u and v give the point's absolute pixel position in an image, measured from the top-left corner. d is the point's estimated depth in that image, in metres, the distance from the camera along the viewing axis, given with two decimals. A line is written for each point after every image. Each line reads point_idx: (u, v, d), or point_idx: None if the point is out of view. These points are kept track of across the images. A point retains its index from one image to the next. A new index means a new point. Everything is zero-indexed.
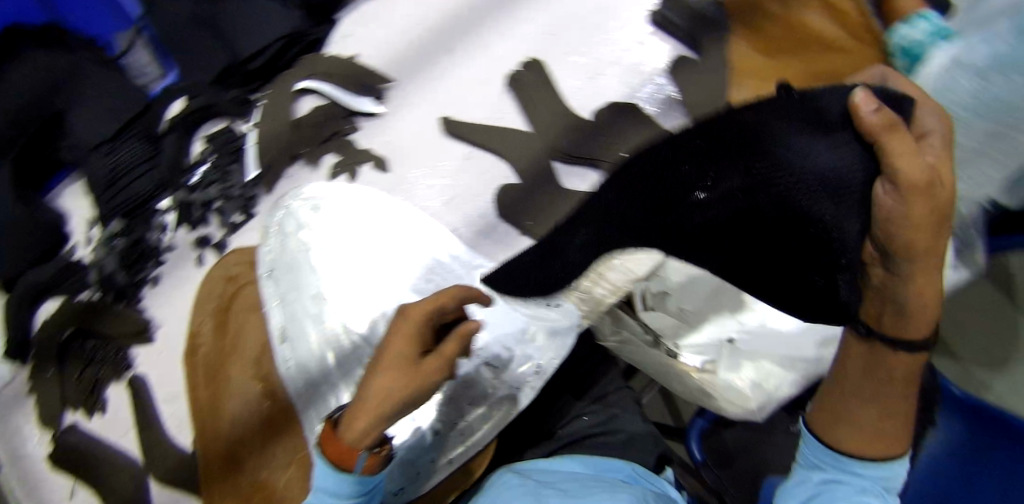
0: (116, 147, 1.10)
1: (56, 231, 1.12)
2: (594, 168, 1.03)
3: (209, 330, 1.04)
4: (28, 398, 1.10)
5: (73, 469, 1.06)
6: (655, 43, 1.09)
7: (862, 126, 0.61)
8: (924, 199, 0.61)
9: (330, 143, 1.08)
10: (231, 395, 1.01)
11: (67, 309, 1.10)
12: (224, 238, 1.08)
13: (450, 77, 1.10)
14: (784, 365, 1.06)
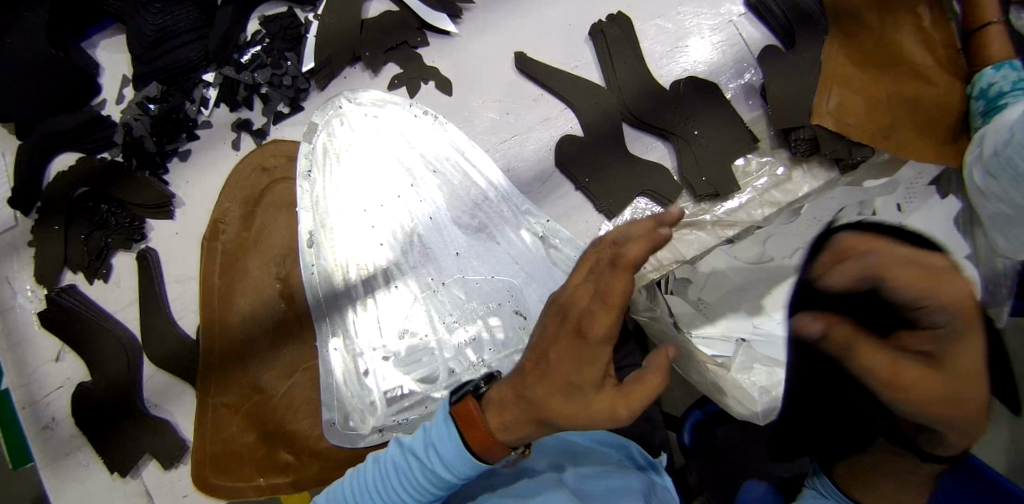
0: (169, 8, 1.03)
1: (89, 82, 1.07)
2: (661, 140, 1.01)
3: (234, 219, 0.99)
4: (28, 250, 1.06)
5: (62, 331, 1.02)
6: (745, 26, 1.05)
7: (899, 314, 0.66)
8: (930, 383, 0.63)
9: (394, 53, 1.02)
10: (246, 290, 0.98)
11: (83, 166, 1.04)
12: (266, 127, 1.02)
13: (532, 11, 1.04)
14: None
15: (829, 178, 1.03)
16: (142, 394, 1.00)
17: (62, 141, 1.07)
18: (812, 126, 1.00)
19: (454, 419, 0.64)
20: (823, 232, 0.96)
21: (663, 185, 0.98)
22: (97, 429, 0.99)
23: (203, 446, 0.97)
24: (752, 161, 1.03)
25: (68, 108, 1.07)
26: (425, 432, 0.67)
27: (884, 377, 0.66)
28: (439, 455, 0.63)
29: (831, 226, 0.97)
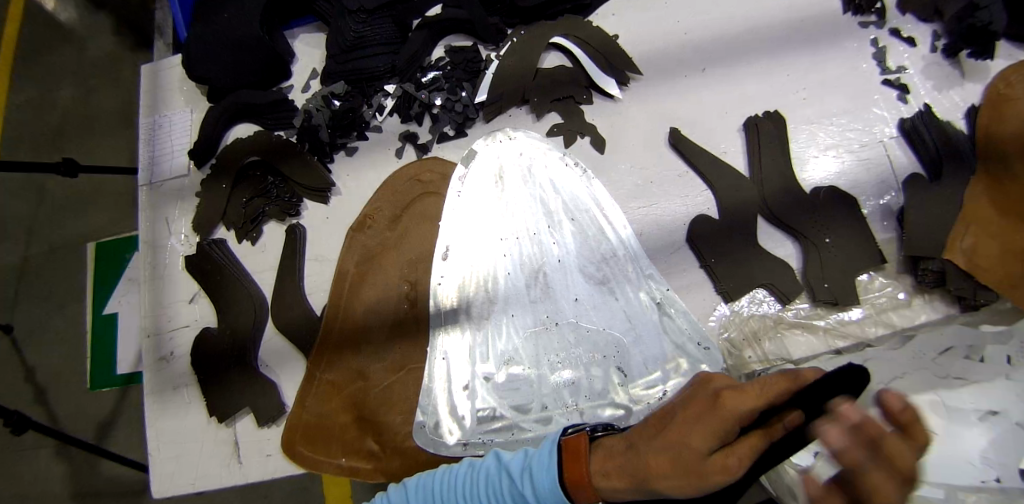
0: (370, 20, 1.18)
1: (282, 66, 1.20)
2: (793, 240, 1.04)
3: (383, 217, 1.09)
4: (192, 200, 1.18)
5: (204, 278, 1.12)
6: (895, 150, 1.09)
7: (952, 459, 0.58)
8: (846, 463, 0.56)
9: (560, 104, 1.13)
10: (377, 283, 1.07)
11: (261, 139, 1.17)
12: (429, 143, 1.13)
13: (693, 94, 1.12)
14: None
15: (948, 314, 1.03)
16: (257, 353, 1.07)
17: (246, 113, 1.19)
18: (943, 260, 1.01)
19: (558, 450, 0.69)
20: (928, 371, 0.99)
21: (785, 283, 1.01)
22: (211, 374, 1.08)
23: (301, 415, 1.03)
24: (876, 279, 1.04)
25: (258, 86, 1.20)
26: (523, 456, 0.72)
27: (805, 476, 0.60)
28: (532, 480, 0.67)
29: (935, 364, 0.99)
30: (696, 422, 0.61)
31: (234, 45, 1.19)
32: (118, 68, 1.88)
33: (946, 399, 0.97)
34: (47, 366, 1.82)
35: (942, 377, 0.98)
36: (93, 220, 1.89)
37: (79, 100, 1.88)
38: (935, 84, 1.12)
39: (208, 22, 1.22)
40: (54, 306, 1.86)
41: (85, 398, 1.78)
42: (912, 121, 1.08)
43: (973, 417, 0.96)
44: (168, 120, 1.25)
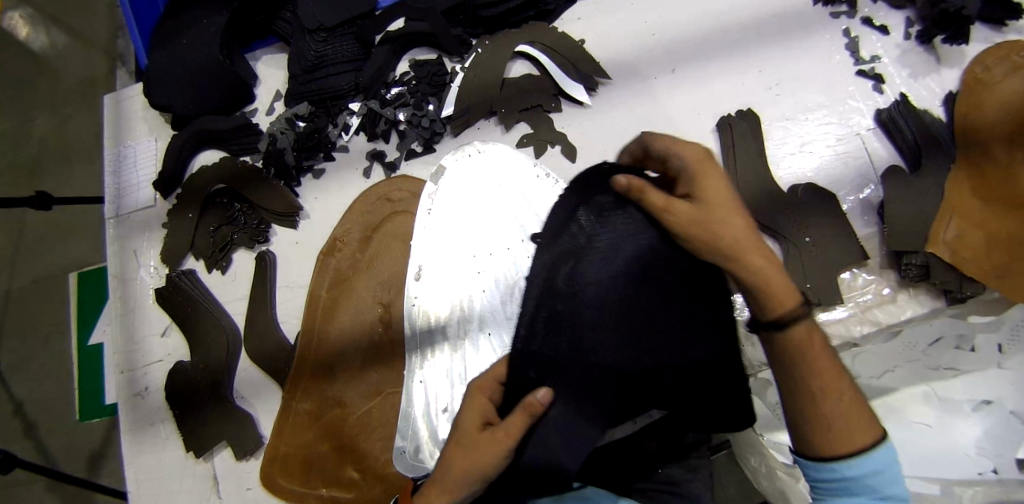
0: (332, 38, 1.16)
1: (245, 90, 1.17)
2: (772, 241, 1.03)
3: (353, 240, 1.07)
4: (160, 230, 1.16)
5: (175, 310, 1.09)
6: (872, 141, 1.06)
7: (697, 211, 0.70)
8: (726, 183, 0.70)
9: (528, 114, 1.10)
10: (350, 308, 1.04)
11: (225, 165, 1.14)
12: (398, 161, 1.11)
13: (663, 96, 1.10)
14: None
15: (934, 306, 1.00)
16: (232, 385, 1.05)
17: (210, 139, 1.17)
18: (926, 253, 0.98)
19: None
20: (920, 363, 1.07)
21: None
22: (185, 408, 1.05)
23: (279, 446, 1.01)
24: (861, 277, 1.02)
25: (223, 111, 1.18)
26: None
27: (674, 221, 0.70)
28: None
29: (927, 356, 1.07)
30: (469, 407, 0.76)
31: (195, 70, 1.16)
32: (91, 95, 1.85)
33: (938, 391, 1.07)
34: (37, 398, 1.79)
35: (936, 370, 1.07)
36: (73, 251, 1.86)
37: (54, 131, 1.85)
38: (911, 72, 1.09)
39: (166, 47, 1.19)
40: (40, 338, 1.82)
41: (77, 428, 1.75)
42: (889, 112, 1.05)
43: (969, 408, 1.07)
44: (132, 150, 1.22)
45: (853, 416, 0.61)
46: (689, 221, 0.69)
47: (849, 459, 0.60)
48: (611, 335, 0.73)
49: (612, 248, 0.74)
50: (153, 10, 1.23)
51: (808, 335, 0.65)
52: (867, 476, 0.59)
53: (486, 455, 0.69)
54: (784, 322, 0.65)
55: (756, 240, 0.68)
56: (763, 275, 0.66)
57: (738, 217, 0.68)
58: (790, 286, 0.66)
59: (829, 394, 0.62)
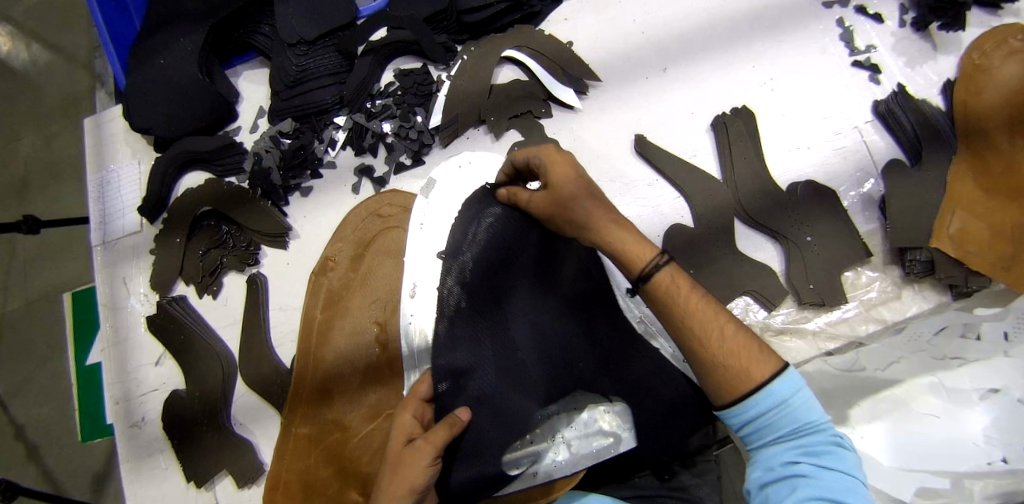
0: (313, 51, 1.13)
1: (228, 108, 1.14)
2: (772, 241, 1.01)
3: (345, 258, 1.05)
4: (148, 256, 1.14)
5: (167, 338, 1.07)
6: (871, 134, 1.04)
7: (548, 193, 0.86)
8: (579, 175, 0.86)
9: (518, 120, 1.08)
10: (345, 329, 1.02)
11: (211, 187, 1.12)
12: (387, 175, 1.09)
13: (655, 97, 1.07)
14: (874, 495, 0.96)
15: (938, 302, 1.00)
16: (230, 412, 1.03)
17: (195, 161, 1.14)
18: (929, 248, 0.97)
19: None
20: (926, 354, 1.01)
21: (767, 288, 0.97)
22: (184, 438, 1.03)
23: (280, 472, 0.99)
24: (863, 275, 1.01)
25: (205, 131, 1.16)
26: None
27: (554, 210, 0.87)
28: None
29: (933, 346, 1.00)
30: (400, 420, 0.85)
31: (176, 90, 1.13)
32: (77, 111, 1.73)
33: (944, 381, 1.00)
34: (33, 422, 1.70)
35: (940, 360, 1.00)
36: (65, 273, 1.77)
37: (39, 150, 1.72)
38: (907, 61, 1.07)
39: (145, 67, 1.15)
40: (30, 361, 1.73)
41: (76, 451, 1.68)
42: (887, 104, 1.03)
43: (975, 397, 1.00)
44: (116, 174, 1.19)
45: (745, 353, 0.72)
46: (545, 206, 0.87)
47: (754, 393, 0.70)
48: (534, 325, 0.90)
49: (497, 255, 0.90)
50: (130, 30, 1.20)
51: (674, 276, 0.77)
52: (770, 410, 0.70)
53: (412, 465, 0.77)
54: (647, 277, 0.77)
55: (604, 206, 0.85)
56: (602, 230, 0.83)
57: (585, 200, 0.85)
58: (645, 245, 0.80)
59: (714, 332, 0.73)
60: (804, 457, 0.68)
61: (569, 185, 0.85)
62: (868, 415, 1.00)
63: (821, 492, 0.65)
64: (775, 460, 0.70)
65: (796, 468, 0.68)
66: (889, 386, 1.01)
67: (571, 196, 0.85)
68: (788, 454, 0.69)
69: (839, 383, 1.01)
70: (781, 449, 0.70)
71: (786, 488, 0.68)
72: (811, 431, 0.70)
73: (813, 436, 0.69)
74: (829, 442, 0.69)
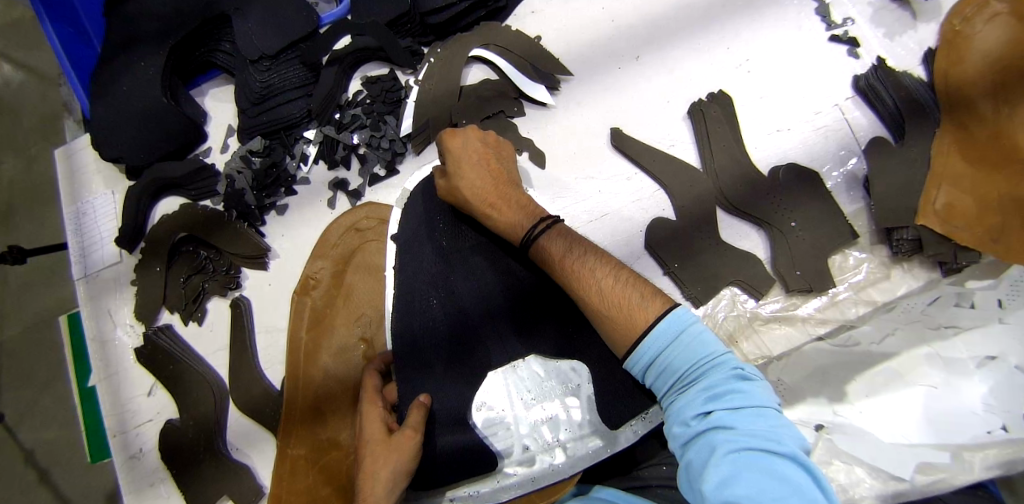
0: (276, 66, 1.10)
1: (197, 130, 1.12)
2: (757, 229, 0.99)
3: (327, 275, 1.04)
4: (130, 287, 1.13)
5: (157, 369, 1.07)
6: (852, 111, 1.02)
7: (442, 177, 0.93)
8: (476, 151, 0.92)
9: (491, 121, 1.05)
10: (333, 348, 1.02)
11: (184, 212, 1.10)
12: (361, 188, 1.07)
13: (630, 87, 1.04)
14: (881, 477, 0.95)
15: (928, 279, 0.98)
16: (225, 438, 1.04)
17: (168, 186, 1.12)
18: (916, 226, 0.96)
19: None
20: (919, 324, 1.02)
21: (753, 277, 0.96)
22: (182, 467, 1.03)
23: (279, 494, 0.99)
24: (851, 257, 1.00)
25: (175, 155, 1.13)
26: None
27: (450, 195, 0.92)
28: None
29: (925, 315, 1.02)
30: (368, 416, 0.87)
31: (140, 117, 1.11)
32: (53, 133, 1.65)
33: (942, 351, 1.01)
34: (44, 445, 1.61)
35: (935, 329, 1.02)
36: (60, 294, 1.66)
37: (21, 173, 1.63)
38: (887, 32, 1.04)
39: (107, 95, 1.12)
40: (31, 382, 1.63)
41: (88, 470, 1.59)
42: (867, 79, 1.01)
43: (972, 365, 1.00)
44: (91, 205, 1.17)
45: (624, 302, 0.74)
46: (444, 190, 0.93)
47: (642, 339, 0.71)
48: (491, 317, 0.94)
49: (461, 257, 0.96)
50: (90, 53, 1.17)
51: (551, 244, 0.84)
52: (663, 352, 0.70)
53: (399, 452, 0.82)
54: (527, 245, 0.85)
55: (497, 181, 0.90)
56: (488, 211, 0.88)
57: (482, 178, 0.90)
58: (528, 220, 0.87)
59: (590, 287, 0.77)
60: (712, 403, 0.65)
61: (465, 161, 0.91)
62: (866, 391, 1.01)
63: (736, 435, 0.61)
64: (687, 413, 0.66)
65: (711, 417, 0.64)
66: (884, 358, 1.02)
67: (462, 175, 0.90)
68: (698, 403, 0.65)
69: (834, 358, 1.03)
70: (690, 398, 0.66)
71: (705, 441, 0.63)
72: (711, 371, 0.67)
73: (712, 374, 0.67)
74: (731, 377, 0.66)
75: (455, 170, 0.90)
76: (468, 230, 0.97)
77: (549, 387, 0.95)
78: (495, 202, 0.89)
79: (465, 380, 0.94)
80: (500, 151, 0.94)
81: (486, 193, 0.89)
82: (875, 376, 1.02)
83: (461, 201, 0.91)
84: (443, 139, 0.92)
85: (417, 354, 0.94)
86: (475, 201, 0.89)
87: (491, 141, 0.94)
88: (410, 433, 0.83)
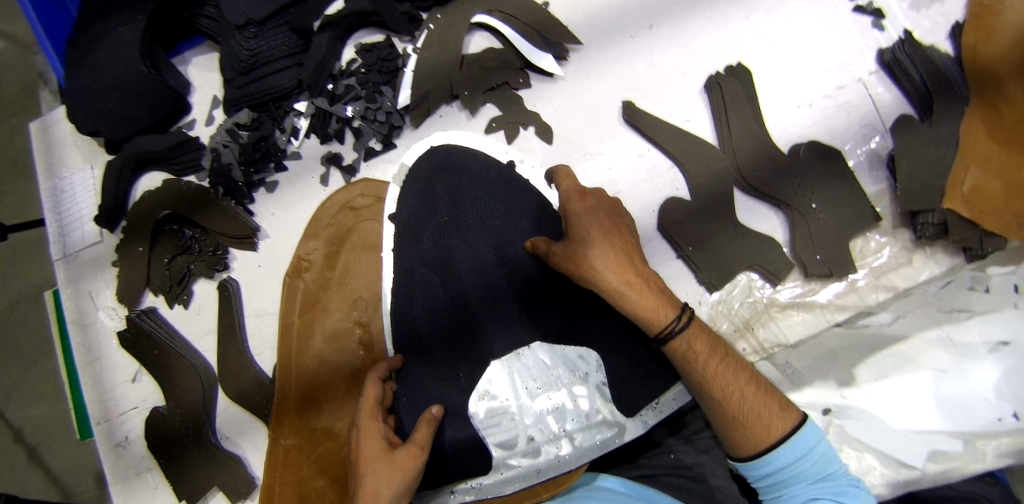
0: (264, 33, 1.01)
1: (180, 100, 1.05)
2: (775, 210, 0.94)
3: (319, 257, 0.98)
4: (112, 268, 1.07)
5: (142, 355, 1.01)
6: (876, 86, 0.96)
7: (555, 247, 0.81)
8: (605, 216, 0.79)
9: (495, 93, 0.98)
10: (327, 332, 0.96)
11: (167, 188, 1.03)
12: (356, 163, 1.00)
13: (642, 58, 0.98)
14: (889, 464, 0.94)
15: (951, 264, 0.94)
16: (214, 427, 0.99)
17: (150, 161, 1.06)
18: (943, 209, 0.91)
19: None
20: (932, 307, 0.98)
21: (772, 261, 0.91)
22: (170, 457, 0.99)
23: (272, 484, 0.95)
24: (873, 241, 0.95)
25: (157, 128, 1.06)
26: None
27: (573, 266, 0.78)
28: None
29: (939, 299, 0.98)
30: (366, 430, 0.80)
31: (115, 86, 1.02)
32: (28, 105, 1.57)
33: (953, 335, 0.97)
34: (33, 424, 1.49)
35: (946, 313, 0.97)
36: None
37: None
38: (913, 2, 0.97)
39: (78, 62, 1.04)
40: None
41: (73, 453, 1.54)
42: (892, 52, 0.94)
43: (984, 350, 0.96)
44: (69, 181, 1.10)
45: (765, 411, 0.73)
46: (563, 256, 0.79)
47: (776, 446, 0.72)
48: (494, 302, 0.89)
49: (464, 238, 0.91)
50: (66, 22, 1.08)
51: (692, 340, 0.75)
52: (793, 464, 0.72)
53: (404, 467, 0.76)
54: (664, 339, 0.75)
55: (634, 260, 0.77)
56: (621, 292, 0.74)
57: (617, 255, 0.75)
58: (670, 310, 0.75)
59: (734, 392, 0.74)
60: (823, 494, 0.72)
61: (592, 227, 0.77)
62: (877, 375, 0.97)
63: None
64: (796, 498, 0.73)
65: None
66: (896, 342, 0.98)
67: (591, 246, 0.76)
68: (811, 491, 0.72)
69: (844, 341, 0.98)
70: (801, 487, 0.73)
71: None
72: (829, 475, 0.73)
73: (827, 476, 0.73)
74: (843, 481, 0.73)
75: (585, 243, 0.76)
76: (471, 210, 0.92)
77: (556, 376, 0.88)
78: (642, 289, 0.75)
79: (467, 369, 0.89)
80: (627, 221, 0.82)
81: (627, 274, 0.75)
82: (885, 360, 0.98)
83: (592, 276, 0.76)
84: (569, 206, 0.79)
85: (418, 341, 0.90)
86: (609, 280, 0.75)
87: (606, 203, 0.81)
88: (419, 449, 0.78)
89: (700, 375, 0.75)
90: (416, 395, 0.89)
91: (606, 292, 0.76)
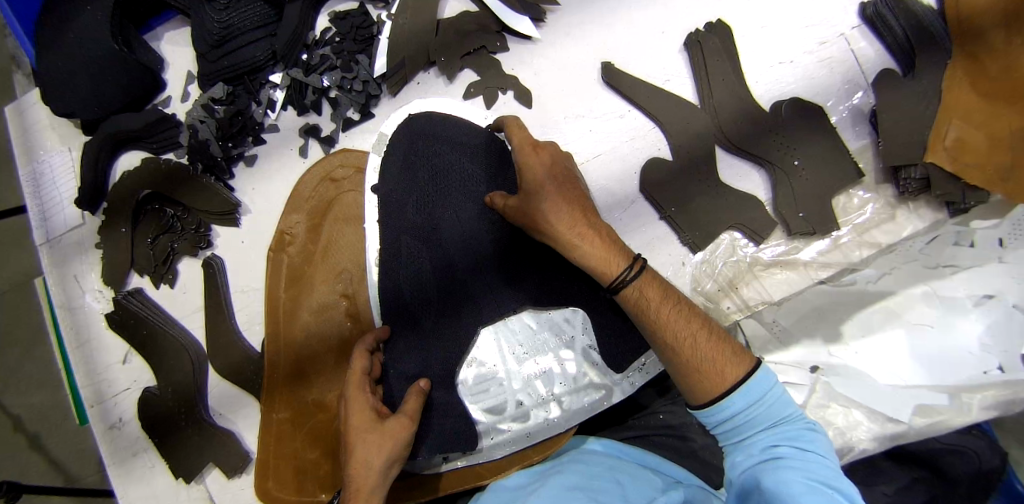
0: (235, 4, 0.99)
1: (154, 77, 1.04)
2: (757, 168, 0.94)
3: (302, 230, 0.97)
4: (95, 250, 1.06)
5: (130, 336, 1.01)
6: (858, 41, 0.95)
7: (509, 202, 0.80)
8: (560, 171, 0.78)
9: (472, 59, 0.97)
10: (313, 305, 0.96)
11: (146, 167, 1.02)
12: (334, 134, 1.00)
13: (621, 18, 0.96)
14: (876, 418, 0.95)
15: (934, 219, 0.93)
16: (205, 404, 1.00)
17: (128, 140, 1.04)
18: (924, 164, 0.90)
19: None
20: (917, 263, 0.98)
21: (754, 220, 0.91)
22: (162, 435, 0.99)
23: (266, 458, 0.97)
24: (856, 197, 0.95)
25: (132, 107, 1.05)
26: None
27: (526, 219, 0.78)
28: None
29: (924, 255, 0.98)
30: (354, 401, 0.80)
31: (88, 65, 1.00)
32: None
33: (938, 289, 0.98)
34: (31, 411, 1.48)
35: (933, 269, 0.98)
36: None
37: None
38: None
39: (49, 42, 1.02)
40: None
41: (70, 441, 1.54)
42: (875, 6, 0.93)
43: (970, 304, 0.98)
44: (48, 164, 1.09)
45: (717, 356, 0.69)
46: (516, 209, 0.78)
47: (729, 392, 0.67)
48: (477, 269, 0.89)
49: (444, 206, 0.90)
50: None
51: (645, 288, 0.73)
52: (748, 410, 0.66)
53: (392, 438, 0.76)
54: (617, 288, 0.73)
55: (584, 211, 0.76)
56: (574, 246, 0.74)
57: (568, 208, 0.75)
58: (621, 260, 0.74)
59: (684, 339, 0.70)
60: (781, 440, 0.65)
61: (546, 178, 0.77)
62: (862, 331, 0.99)
63: (806, 470, 0.62)
64: (754, 445, 0.66)
65: (777, 451, 0.65)
66: (881, 298, 0.99)
67: (542, 197, 0.76)
68: (768, 439, 0.66)
69: (829, 298, 1.00)
70: (758, 434, 0.67)
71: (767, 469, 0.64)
72: (786, 420, 0.67)
73: (786, 423, 0.67)
74: (803, 427, 0.67)
75: (535, 195, 0.76)
76: (451, 178, 0.91)
77: (542, 340, 0.90)
78: (591, 239, 0.75)
79: (453, 337, 0.90)
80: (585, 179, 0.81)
81: (580, 226, 0.75)
82: (870, 316, 0.99)
83: (544, 229, 0.76)
84: (523, 157, 0.78)
85: (404, 311, 0.90)
86: (560, 232, 0.75)
87: (560, 160, 0.79)
88: (407, 420, 0.79)
89: (652, 324, 0.72)
90: (402, 364, 0.89)
91: (559, 245, 0.76)
